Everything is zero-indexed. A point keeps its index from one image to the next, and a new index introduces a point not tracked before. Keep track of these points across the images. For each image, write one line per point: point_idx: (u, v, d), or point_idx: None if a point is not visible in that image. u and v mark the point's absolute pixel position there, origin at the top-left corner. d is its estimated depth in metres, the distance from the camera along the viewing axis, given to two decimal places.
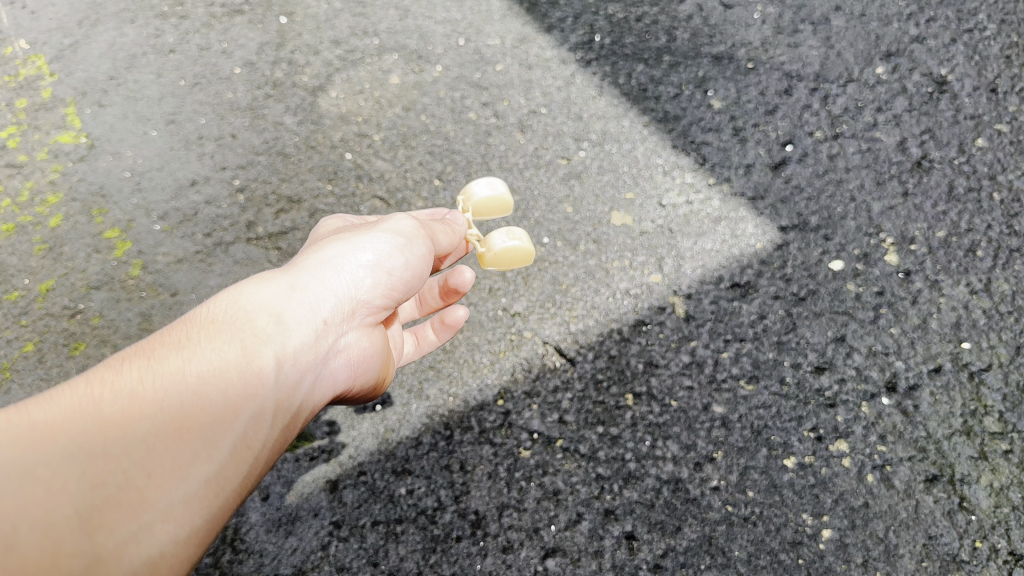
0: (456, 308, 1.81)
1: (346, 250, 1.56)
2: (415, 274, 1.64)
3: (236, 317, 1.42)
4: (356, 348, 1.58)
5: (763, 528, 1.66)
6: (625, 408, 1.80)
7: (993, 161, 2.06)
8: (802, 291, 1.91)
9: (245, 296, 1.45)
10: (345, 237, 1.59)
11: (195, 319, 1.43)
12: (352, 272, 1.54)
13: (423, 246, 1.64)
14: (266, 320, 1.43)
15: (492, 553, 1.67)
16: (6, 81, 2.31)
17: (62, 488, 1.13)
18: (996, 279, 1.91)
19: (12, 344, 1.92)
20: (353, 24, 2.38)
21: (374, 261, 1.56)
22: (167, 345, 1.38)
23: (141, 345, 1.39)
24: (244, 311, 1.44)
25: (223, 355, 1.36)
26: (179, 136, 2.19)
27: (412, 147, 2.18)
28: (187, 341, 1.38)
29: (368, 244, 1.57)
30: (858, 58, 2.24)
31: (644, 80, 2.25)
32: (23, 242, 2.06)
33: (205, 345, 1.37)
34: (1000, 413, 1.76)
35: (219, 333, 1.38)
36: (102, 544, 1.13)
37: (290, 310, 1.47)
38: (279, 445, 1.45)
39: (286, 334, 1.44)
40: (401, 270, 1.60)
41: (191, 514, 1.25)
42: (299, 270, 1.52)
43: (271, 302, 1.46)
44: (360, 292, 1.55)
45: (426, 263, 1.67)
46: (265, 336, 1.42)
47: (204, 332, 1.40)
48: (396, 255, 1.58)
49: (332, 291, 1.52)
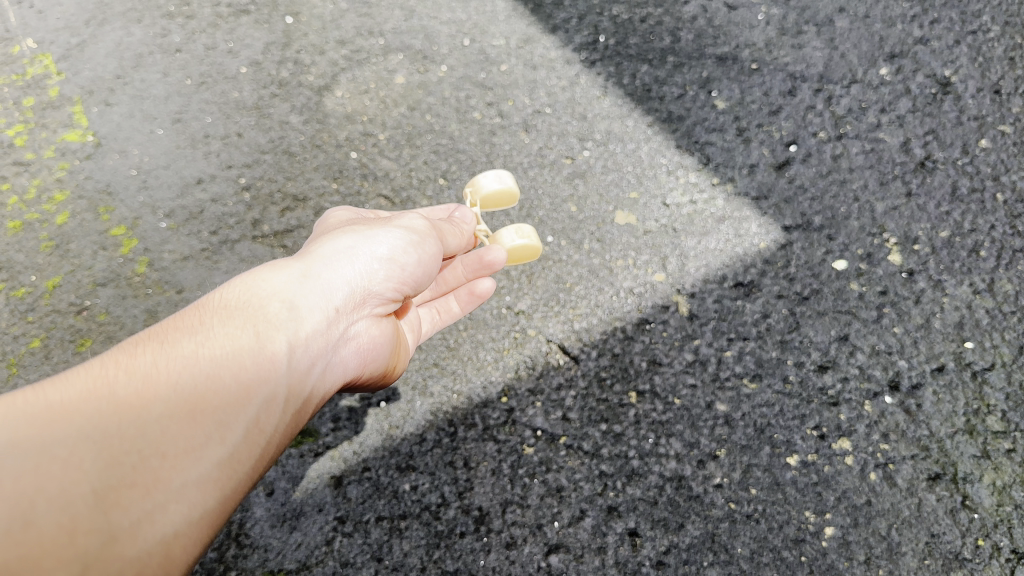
0: (483, 280, 1.86)
1: (359, 242, 1.59)
2: (425, 270, 1.66)
3: (249, 304, 1.44)
4: (367, 337, 1.59)
5: (765, 525, 1.67)
6: (628, 406, 1.81)
7: (996, 162, 2.06)
8: (805, 290, 1.92)
9: (258, 283, 1.48)
10: (357, 231, 1.62)
11: (207, 306, 1.44)
12: (365, 263, 1.57)
13: (435, 245, 1.67)
14: (278, 307, 1.45)
15: (496, 549, 1.68)
16: (13, 80, 2.32)
17: (78, 466, 1.14)
18: (999, 279, 1.91)
19: (18, 340, 1.93)
20: (359, 24, 2.40)
21: (387, 254, 1.59)
22: (180, 330, 1.39)
23: (154, 330, 1.40)
24: (257, 298, 1.45)
25: (237, 340, 1.37)
26: (186, 135, 2.21)
27: (417, 146, 2.19)
28: (200, 326, 1.39)
29: (381, 238, 1.60)
30: (862, 59, 2.24)
31: (648, 80, 2.26)
32: (30, 239, 2.07)
33: (217, 331, 1.38)
34: (1002, 412, 1.76)
35: (233, 318, 1.40)
36: (117, 522, 1.14)
37: (303, 298, 1.48)
38: (291, 431, 1.45)
39: (299, 320, 1.46)
40: (413, 265, 1.63)
41: (205, 495, 1.25)
42: (312, 259, 1.55)
43: (284, 290, 1.48)
44: (372, 283, 1.57)
45: (437, 258, 1.69)
46: (278, 322, 1.44)
47: (217, 318, 1.42)
48: (408, 250, 1.62)
49: (345, 280, 1.54)
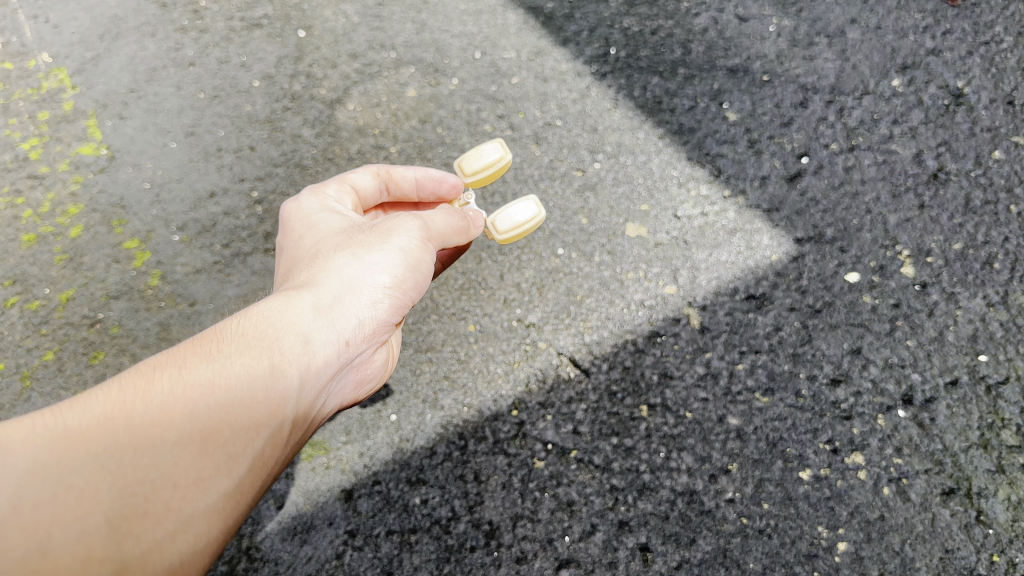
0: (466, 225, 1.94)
1: (364, 269, 1.56)
2: (421, 287, 1.67)
3: (265, 334, 1.42)
4: (367, 362, 1.66)
5: (777, 541, 1.66)
6: (640, 420, 1.80)
7: (1010, 174, 2.05)
8: (818, 303, 1.91)
9: (273, 312, 1.45)
10: (363, 252, 1.58)
11: (224, 332, 1.41)
12: (374, 294, 1.56)
13: (430, 262, 1.66)
14: (293, 339, 1.44)
15: (506, 563, 1.68)
16: (28, 94, 2.35)
17: (94, 496, 1.11)
18: (1014, 291, 1.89)
19: (32, 352, 1.95)
20: (371, 38, 2.41)
21: (390, 285, 1.58)
22: (196, 354, 1.36)
23: (168, 352, 1.36)
24: (273, 328, 1.44)
25: (252, 372, 1.35)
26: (199, 149, 2.23)
27: (429, 159, 2.21)
28: (217, 352, 1.36)
29: (388, 266, 1.58)
30: (874, 71, 2.24)
31: (659, 93, 2.27)
32: (44, 252, 2.09)
33: (233, 359, 1.36)
34: (1018, 427, 1.74)
35: (250, 349, 1.38)
36: (129, 551, 1.13)
37: (317, 330, 1.48)
38: (288, 456, 1.47)
39: (311, 354, 1.46)
40: (412, 289, 1.64)
41: (210, 526, 1.25)
42: (323, 288, 1.52)
43: (299, 321, 1.46)
44: (378, 312, 1.58)
45: (430, 269, 1.69)
46: (292, 356, 1.42)
47: (233, 346, 1.38)
48: (405, 278, 1.61)
49: (354, 314, 1.55)
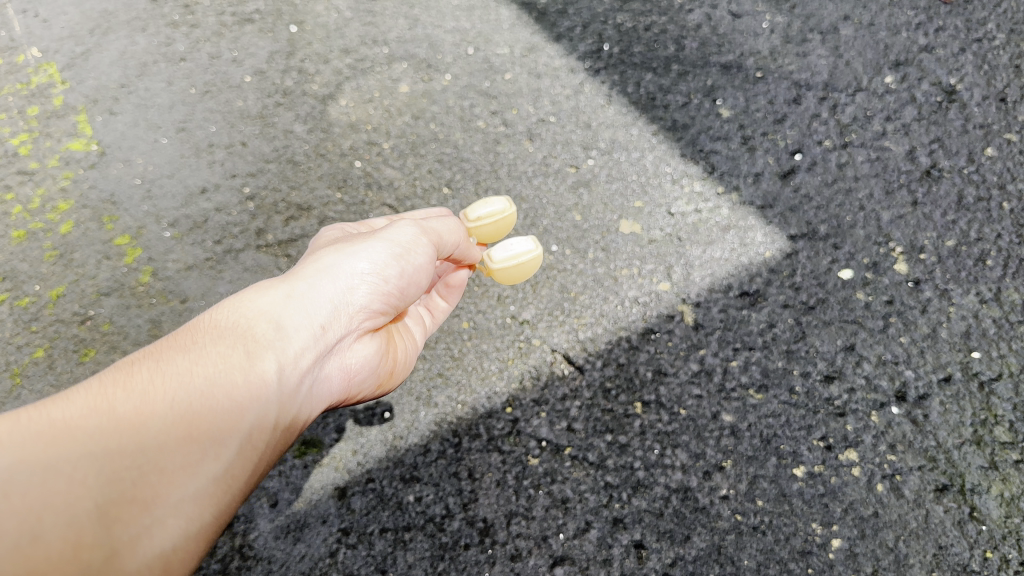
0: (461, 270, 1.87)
1: (343, 258, 1.53)
2: (410, 281, 1.63)
3: (238, 324, 1.38)
4: (354, 353, 1.59)
5: (772, 537, 1.66)
6: (633, 417, 1.80)
7: (1003, 171, 2.06)
8: (812, 300, 1.91)
9: (246, 303, 1.42)
10: (341, 246, 1.57)
11: (197, 325, 1.38)
12: (353, 281, 1.52)
13: (424, 255, 1.63)
14: (266, 326, 1.40)
15: (500, 561, 1.67)
16: (18, 89, 2.32)
17: (82, 482, 1.09)
18: (1007, 288, 1.90)
19: (22, 350, 1.93)
20: (363, 32, 2.40)
21: (371, 269, 1.54)
22: (173, 346, 1.33)
23: (148, 347, 1.34)
24: (245, 319, 1.40)
25: (227, 359, 1.32)
26: (190, 145, 2.21)
27: (421, 155, 2.19)
28: (192, 344, 1.33)
29: (368, 254, 1.55)
30: (867, 67, 2.24)
31: (653, 89, 2.26)
32: (34, 248, 2.07)
33: (209, 349, 1.32)
34: (1010, 423, 1.75)
35: (224, 338, 1.34)
36: (119, 537, 1.11)
37: (290, 317, 1.43)
38: (279, 448, 1.43)
39: (286, 340, 1.41)
40: (397, 277, 1.59)
41: (201, 510, 1.23)
42: (298, 278, 1.49)
43: (271, 309, 1.43)
44: (358, 299, 1.53)
45: (424, 263, 1.64)
46: (267, 342, 1.39)
47: (209, 337, 1.35)
48: (393, 265, 1.57)
49: (330, 300, 1.49)
